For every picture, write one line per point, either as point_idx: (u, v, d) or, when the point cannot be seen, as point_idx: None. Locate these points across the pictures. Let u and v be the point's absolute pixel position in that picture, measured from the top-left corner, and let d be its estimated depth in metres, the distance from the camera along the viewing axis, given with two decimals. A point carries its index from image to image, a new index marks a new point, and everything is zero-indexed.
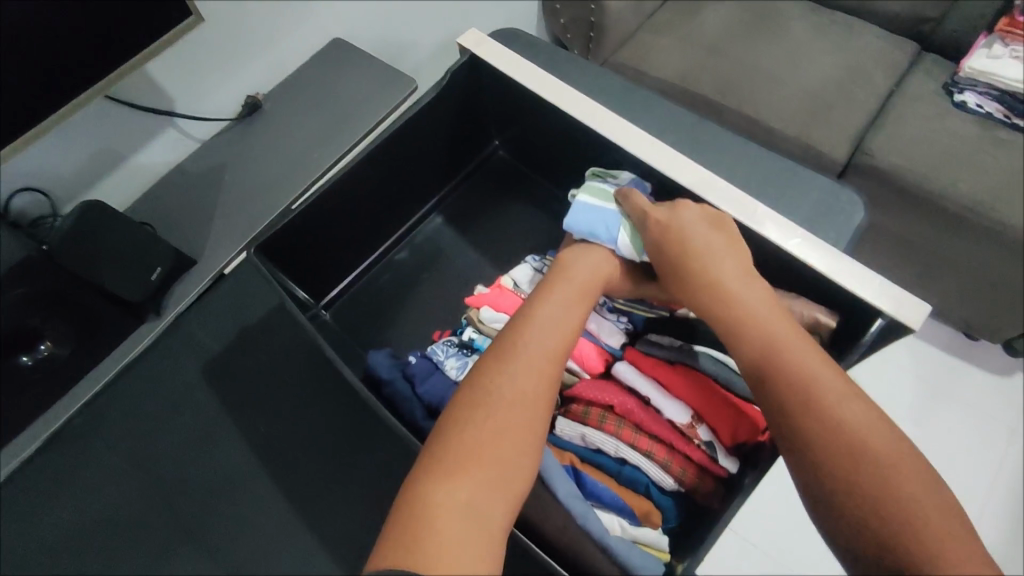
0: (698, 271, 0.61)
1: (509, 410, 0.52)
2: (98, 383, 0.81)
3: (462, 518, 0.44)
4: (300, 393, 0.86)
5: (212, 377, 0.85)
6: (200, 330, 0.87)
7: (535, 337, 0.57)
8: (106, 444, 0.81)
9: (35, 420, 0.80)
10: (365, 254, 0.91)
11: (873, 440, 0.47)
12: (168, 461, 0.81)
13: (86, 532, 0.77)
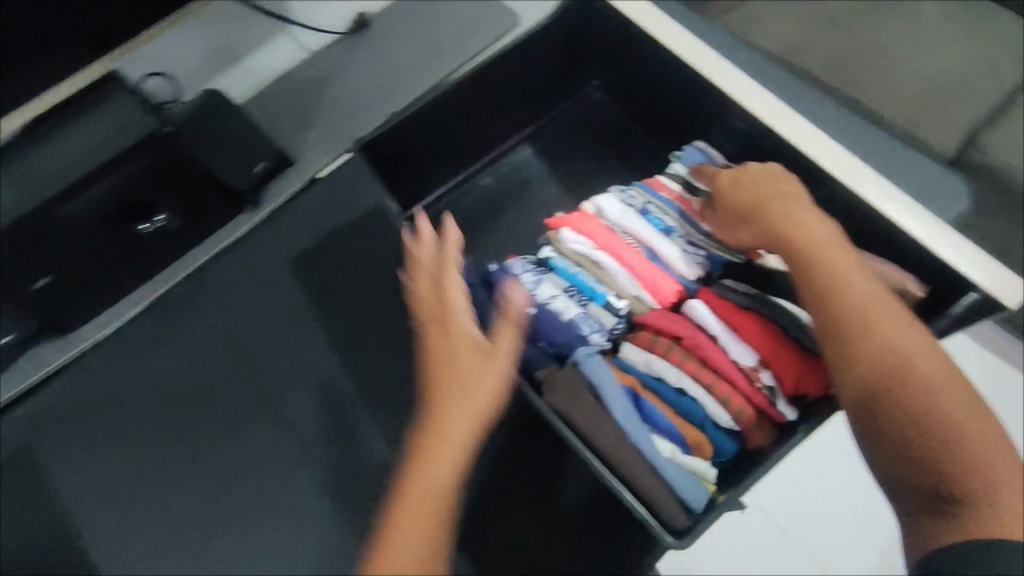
0: (779, 224, 0.60)
1: (438, 458, 0.51)
2: (194, 259, 0.88)
3: (402, 534, 0.47)
4: (377, 298, 0.89)
5: (298, 270, 0.89)
6: (291, 225, 0.91)
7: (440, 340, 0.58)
8: (197, 317, 0.86)
9: (143, 281, 0.88)
10: (453, 169, 0.94)
11: (935, 386, 0.48)
12: (251, 344, 0.86)
13: (171, 391, 0.83)
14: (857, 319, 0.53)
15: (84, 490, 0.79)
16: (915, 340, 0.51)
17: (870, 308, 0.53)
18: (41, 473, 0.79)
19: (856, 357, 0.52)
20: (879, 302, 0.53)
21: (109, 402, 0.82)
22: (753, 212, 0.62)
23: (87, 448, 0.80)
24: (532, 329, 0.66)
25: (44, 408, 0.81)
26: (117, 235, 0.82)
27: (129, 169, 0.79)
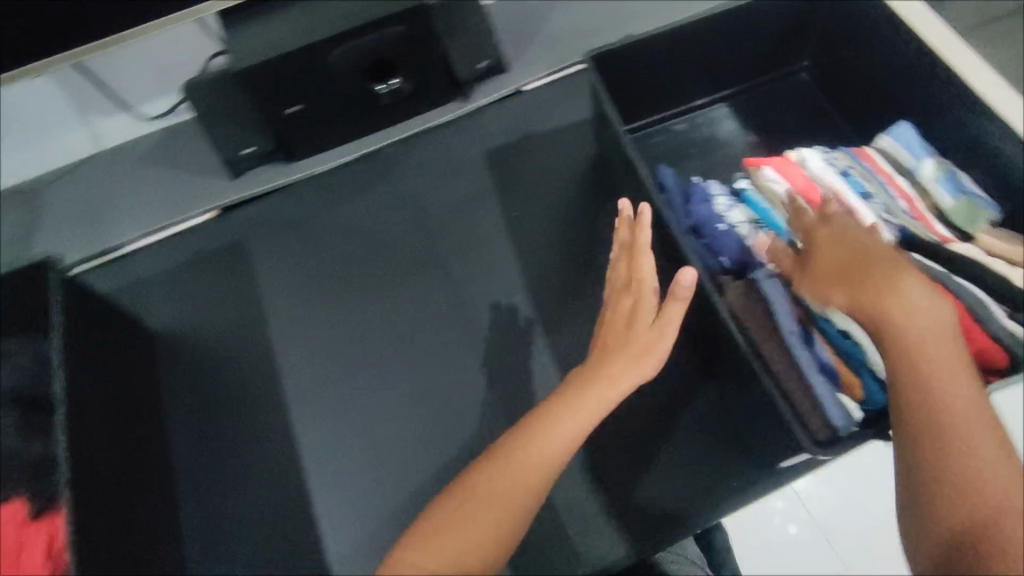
0: (825, 246, 0.63)
1: (542, 447, 0.61)
2: (406, 129, 1.01)
3: (476, 515, 0.58)
4: (553, 203, 0.96)
5: (488, 162, 0.99)
6: (491, 122, 1.02)
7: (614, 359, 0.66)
8: (395, 179, 0.99)
9: (359, 136, 1.00)
10: (655, 110, 0.98)
11: (955, 401, 0.52)
12: (434, 212, 0.97)
13: (361, 232, 0.96)
14: (897, 329, 0.56)
15: (277, 288, 0.94)
16: (998, 452, 0.50)
17: (917, 319, 0.55)
18: (248, 267, 0.95)
19: (921, 441, 0.52)
20: (929, 316, 0.55)
21: (312, 227, 0.97)
22: (816, 243, 0.63)
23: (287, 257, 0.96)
24: (716, 244, 0.75)
25: (261, 216, 0.98)
26: (360, 88, 0.93)
27: (393, 33, 0.87)
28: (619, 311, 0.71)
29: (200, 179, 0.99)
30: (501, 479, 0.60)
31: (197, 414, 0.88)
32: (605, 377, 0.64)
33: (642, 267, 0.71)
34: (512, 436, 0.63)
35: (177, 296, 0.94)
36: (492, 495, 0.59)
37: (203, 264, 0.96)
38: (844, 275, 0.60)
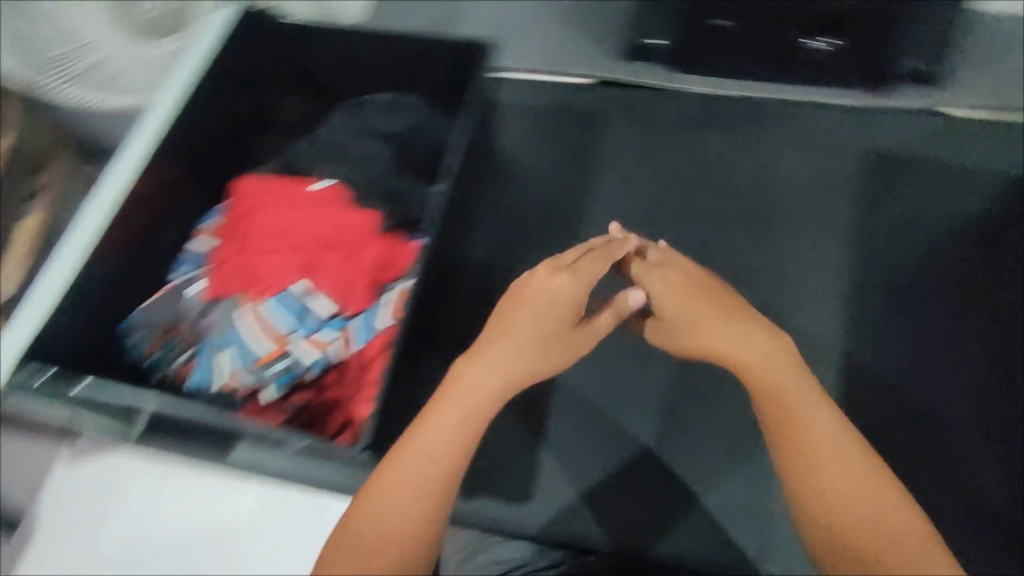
0: (696, 338, 0.65)
1: (519, 357, 0.64)
2: (802, 92, 0.98)
3: (389, 504, 0.55)
4: (913, 228, 0.91)
5: (868, 158, 0.95)
6: (892, 125, 0.96)
7: (472, 382, 0.62)
8: (768, 129, 0.97)
9: (755, 79, 0.99)
10: None
11: (826, 445, 0.56)
12: (790, 175, 0.95)
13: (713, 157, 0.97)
14: (799, 446, 0.57)
15: (614, 170, 0.98)
16: (900, 514, 0.53)
17: (815, 442, 0.56)
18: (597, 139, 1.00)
19: (829, 517, 0.54)
20: (823, 419, 0.58)
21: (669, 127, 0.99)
22: (665, 269, 0.70)
23: (635, 149, 0.98)
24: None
25: (627, 101, 1.01)
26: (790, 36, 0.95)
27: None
28: (534, 287, 0.67)
29: (587, 48, 1.05)
30: (445, 422, 0.59)
31: (496, 234, 0.95)
32: (495, 351, 0.64)
33: (531, 286, 0.67)
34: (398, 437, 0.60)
35: (526, 131, 1.01)
36: (428, 449, 0.57)
37: (561, 117, 1.02)
38: (681, 289, 0.68)
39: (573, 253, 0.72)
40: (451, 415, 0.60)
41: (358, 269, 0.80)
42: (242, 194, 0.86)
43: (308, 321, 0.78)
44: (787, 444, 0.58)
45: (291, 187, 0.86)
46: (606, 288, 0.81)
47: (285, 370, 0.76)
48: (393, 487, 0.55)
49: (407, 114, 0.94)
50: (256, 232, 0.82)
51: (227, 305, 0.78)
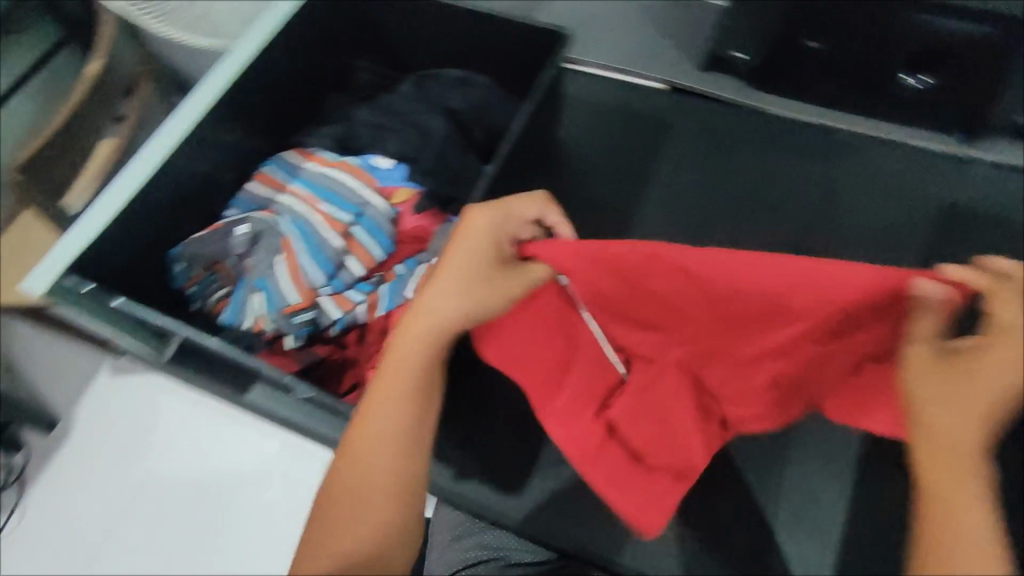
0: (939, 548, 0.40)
1: (405, 393, 0.54)
2: (917, 138, 0.93)
3: (350, 548, 0.52)
4: None
5: (943, 214, 0.90)
6: (982, 182, 0.91)
7: (399, 400, 0.54)
8: (851, 171, 0.94)
9: (851, 113, 0.95)
10: None
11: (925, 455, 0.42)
12: (849, 217, 0.92)
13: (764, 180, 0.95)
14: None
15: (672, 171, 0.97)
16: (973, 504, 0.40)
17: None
18: (662, 142, 0.98)
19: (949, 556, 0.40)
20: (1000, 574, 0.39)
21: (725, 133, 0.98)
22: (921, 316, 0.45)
23: (694, 163, 0.97)
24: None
25: (696, 116, 0.99)
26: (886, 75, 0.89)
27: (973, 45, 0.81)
28: (476, 229, 0.54)
29: (663, 51, 1.02)
30: (419, 352, 0.54)
31: None
32: (403, 375, 0.54)
33: (471, 232, 0.54)
34: (341, 465, 0.55)
35: (591, 126, 1.00)
36: (393, 431, 0.54)
37: (631, 119, 0.99)
38: (967, 389, 0.42)
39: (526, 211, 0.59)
40: (421, 343, 0.54)
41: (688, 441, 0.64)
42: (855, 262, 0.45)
43: (337, 279, 0.78)
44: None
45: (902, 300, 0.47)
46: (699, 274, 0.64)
47: (309, 321, 0.76)
48: (372, 416, 0.54)
49: (475, 91, 0.94)
50: (731, 330, 0.55)
51: (266, 250, 0.80)
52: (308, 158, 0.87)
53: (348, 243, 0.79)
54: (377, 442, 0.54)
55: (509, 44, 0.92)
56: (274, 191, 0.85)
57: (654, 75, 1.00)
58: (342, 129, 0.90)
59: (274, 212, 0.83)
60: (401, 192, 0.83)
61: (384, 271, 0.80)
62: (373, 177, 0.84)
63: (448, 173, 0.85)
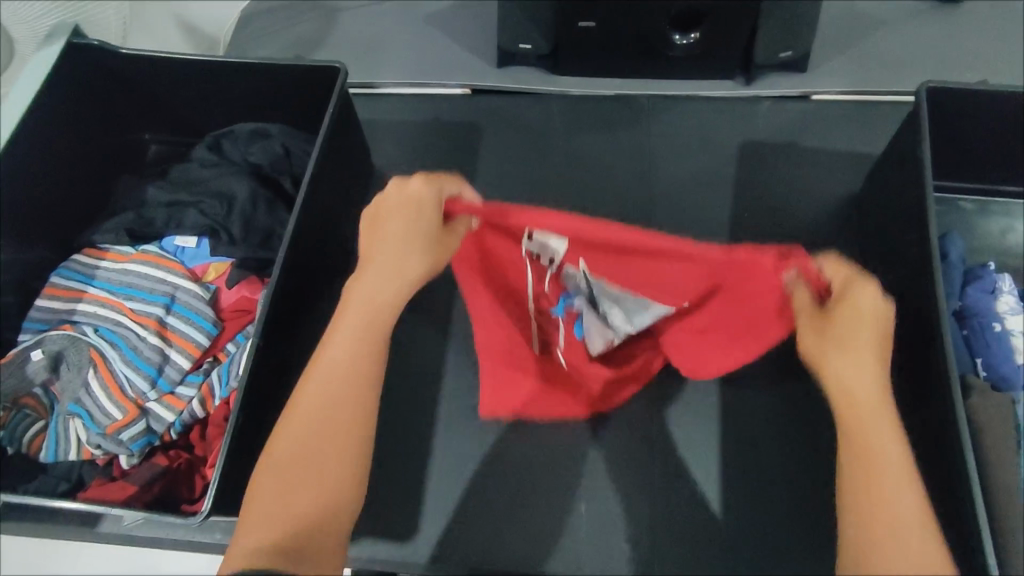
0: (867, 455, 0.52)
1: (333, 374, 0.56)
2: (704, 89, 0.99)
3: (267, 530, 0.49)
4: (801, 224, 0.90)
5: (744, 151, 0.95)
6: (770, 115, 0.97)
7: (313, 388, 0.55)
8: (655, 130, 0.98)
9: (643, 78, 1.00)
10: (958, 178, 0.88)
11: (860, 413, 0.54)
12: (663, 173, 0.95)
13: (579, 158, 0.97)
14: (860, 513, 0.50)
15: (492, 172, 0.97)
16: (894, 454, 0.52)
17: (895, 521, 0.48)
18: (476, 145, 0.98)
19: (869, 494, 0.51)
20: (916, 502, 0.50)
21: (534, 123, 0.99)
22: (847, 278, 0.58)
23: (510, 158, 0.97)
24: (975, 338, 0.72)
25: (504, 111, 1.00)
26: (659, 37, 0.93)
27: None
28: (391, 206, 0.61)
29: (457, 56, 1.02)
30: (344, 356, 0.57)
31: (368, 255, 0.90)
32: (342, 336, 0.57)
33: (389, 207, 0.61)
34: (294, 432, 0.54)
35: (402, 147, 0.98)
36: (314, 409, 0.55)
37: (441, 130, 0.99)
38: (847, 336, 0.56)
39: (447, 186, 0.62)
40: (348, 347, 0.57)
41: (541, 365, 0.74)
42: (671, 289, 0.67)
43: (163, 379, 0.72)
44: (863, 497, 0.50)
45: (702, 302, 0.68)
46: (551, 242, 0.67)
47: (142, 434, 0.69)
48: (301, 421, 0.54)
49: (270, 140, 0.88)
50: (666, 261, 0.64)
51: (73, 370, 0.72)
52: (102, 257, 0.80)
53: (166, 337, 0.74)
54: (312, 449, 0.53)
55: (289, 84, 0.86)
56: (70, 302, 0.76)
57: (453, 82, 1.00)
58: (131, 215, 0.82)
59: (75, 326, 0.75)
60: (212, 268, 0.80)
61: (215, 353, 0.76)
62: (179, 259, 0.80)
63: (257, 233, 0.81)
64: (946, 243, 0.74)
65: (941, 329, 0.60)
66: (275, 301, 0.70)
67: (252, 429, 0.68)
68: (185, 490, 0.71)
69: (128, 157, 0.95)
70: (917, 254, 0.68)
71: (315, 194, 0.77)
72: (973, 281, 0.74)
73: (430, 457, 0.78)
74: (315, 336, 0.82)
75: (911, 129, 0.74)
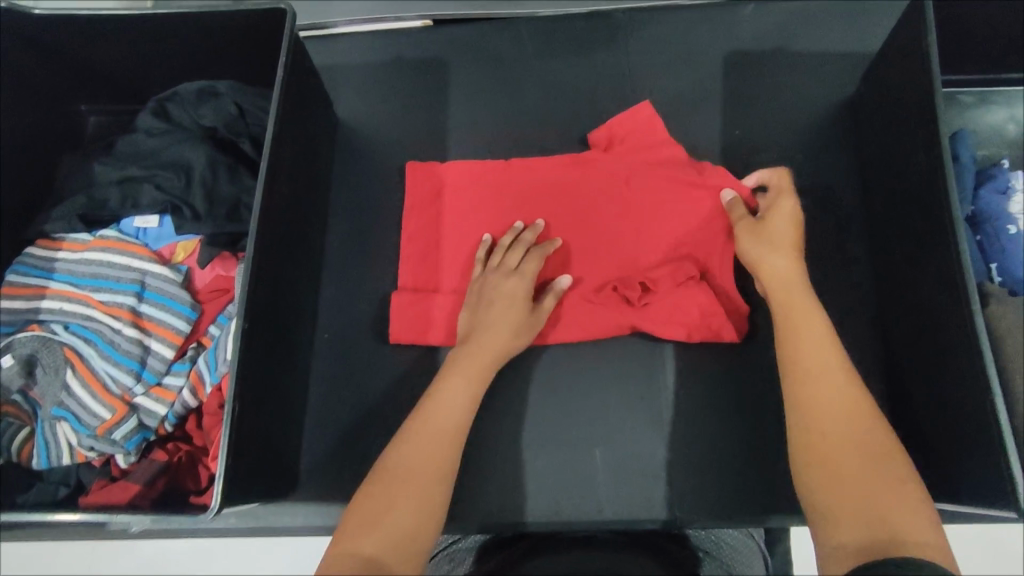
0: (807, 388, 0.62)
1: (454, 411, 0.66)
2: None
3: (378, 529, 0.55)
4: (795, 135, 0.86)
5: (730, 61, 0.89)
6: (753, 19, 0.90)
7: (435, 412, 0.66)
8: (635, 47, 0.91)
9: None
10: (953, 68, 0.84)
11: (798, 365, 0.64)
12: (646, 93, 0.89)
13: (557, 85, 0.91)
14: (807, 435, 0.59)
15: (467, 109, 0.90)
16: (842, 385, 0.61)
17: (835, 438, 0.58)
18: (446, 82, 0.91)
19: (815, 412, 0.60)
20: (838, 401, 0.60)
21: (506, 51, 0.92)
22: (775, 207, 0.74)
23: (484, 93, 0.91)
24: (988, 243, 0.72)
25: (471, 40, 0.93)
26: None
27: None
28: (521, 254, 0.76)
29: None
30: (455, 399, 0.67)
31: (347, 214, 0.85)
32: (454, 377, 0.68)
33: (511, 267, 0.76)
34: (393, 455, 0.62)
35: (364, 93, 0.91)
36: (438, 425, 0.65)
37: (404, 71, 0.92)
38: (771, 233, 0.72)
39: (417, 181, 0.84)
40: (460, 395, 0.67)
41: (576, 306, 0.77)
42: (630, 110, 0.83)
43: (147, 371, 0.68)
44: (808, 412, 0.60)
45: (674, 140, 0.81)
46: (564, 203, 0.81)
47: (134, 430, 0.66)
48: (410, 449, 0.62)
49: (219, 100, 0.80)
50: (608, 198, 0.81)
51: (49, 372, 0.68)
52: (57, 248, 0.73)
53: (142, 327, 0.69)
54: (418, 466, 0.61)
55: (232, 33, 0.77)
56: (33, 300, 0.70)
57: (411, 15, 0.91)
58: (82, 198, 0.75)
59: (42, 325, 0.70)
60: (179, 249, 0.75)
61: (198, 338, 0.72)
62: (142, 242, 0.74)
63: (223, 205, 0.75)
64: (958, 145, 0.73)
65: (958, 242, 0.61)
66: (254, 275, 0.64)
67: (254, 411, 0.65)
68: (187, 480, 0.69)
69: (62, 127, 0.86)
70: (926, 163, 0.67)
71: (280, 154, 0.71)
72: (985, 182, 0.74)
73: None
74: (301, 308, 0.78)
75: (915, 21, 0.69)
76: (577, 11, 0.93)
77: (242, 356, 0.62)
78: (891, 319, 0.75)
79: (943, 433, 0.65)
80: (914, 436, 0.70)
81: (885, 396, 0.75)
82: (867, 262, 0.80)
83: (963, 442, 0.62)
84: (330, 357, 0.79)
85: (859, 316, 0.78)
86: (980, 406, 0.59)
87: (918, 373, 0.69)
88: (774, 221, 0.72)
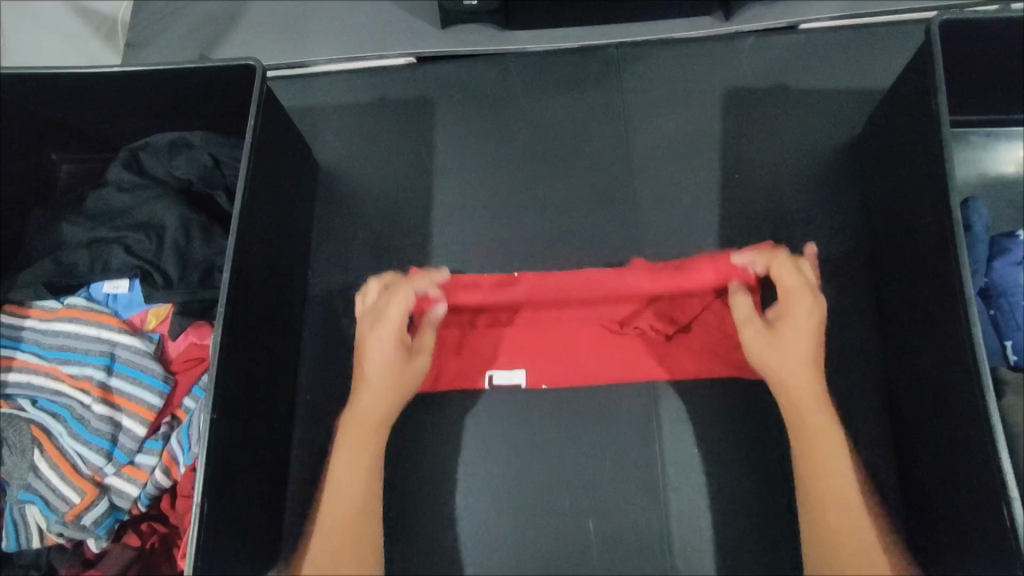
0: (833, 476, 0.61)
1: (375, 428, 0.65)
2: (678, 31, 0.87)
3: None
4: (797, 176, 0.82)
5: (728, 98, 0.85)
6: (753, 53, 0.86)
7: (359, 434, 0.65)
8: (629, 84, 0.87)
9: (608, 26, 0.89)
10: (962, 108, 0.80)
11: (816, 446, 0.63)
12: (642, 133, 0.85)
13: (549, 124, 0.87)
14: (818, 520, 0.61)
15: (455, 151, 0.86)
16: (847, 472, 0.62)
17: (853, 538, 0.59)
18: (432, 124, 0.87)
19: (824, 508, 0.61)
20: (851, 489, 0.61)
21: (494, 90, 0.88)
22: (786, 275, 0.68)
23: (472, 135, 0.87)
24: (1003, 318, 0.69)
25: (458, 79, 0.89)
26: None
27: None
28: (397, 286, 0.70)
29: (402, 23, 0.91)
30: (382, 425, 0.66)
31: (330, 266, 0.82)
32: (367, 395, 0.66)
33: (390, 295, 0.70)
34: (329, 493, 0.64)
35: (347, 136, 0.87)
36: (363, 450, 0.65)
37: (389, 112, 0.88)
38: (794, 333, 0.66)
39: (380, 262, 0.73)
40: (379, 410, 0.66)
41: (601, 345, 0.76)
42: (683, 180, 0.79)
43: (119, 450, 0.65)
44: (817, 506, 0.61)
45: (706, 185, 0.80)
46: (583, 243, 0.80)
47: (106, 513, 0.64)
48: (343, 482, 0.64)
49: (193, 150, 0.77)
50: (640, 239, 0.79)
51: (16, 453, 0.65)
52: (25, 315, 0.71)
53: (112, 403, 0.66)
54: (356, 500, 0.63)
55: (204, 84, 0.74)
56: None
57: (393, 52, 0.88)
58: (49, 262, 0.71)
59: (9, 401, 0.67)
60: (151, 315, 0.72)
61: (172, 411, 0.69)
62: (111, 309, 0.71)
63: (198, 267, 0.72)
64: (970, 214, 0.69)
65: (970, 324, 0.57)
66: (225, 353, 0.61)
67: (229, 493, 0.63)
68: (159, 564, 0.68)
69: (33, 178, 0.82)
70: (935, 225, 0.63)
71: (255, 217, 0.68)
72: (999, 254, 0.70)
73: (428, 485, 0.74)
74: (282, 371, 0.75)
75: (924, 68, 0.65)
76: (568, 47, 0.89)
77: (215, 441, 0.60)
78: (897, 377, 0.72)
79: (961, 521, 0.61)
80: (921, 508, 0.67)
81: (891, 459, 0.72)
82: (874, 315, 0.76)
83: (975, 527, 0.59)
84: (312, 420, 0.76)
85: (865, 376, 0.75)
86: (994, 494, 0.56)
87: (932, 454, 0.65)
88: (787, 310, 0.67)
